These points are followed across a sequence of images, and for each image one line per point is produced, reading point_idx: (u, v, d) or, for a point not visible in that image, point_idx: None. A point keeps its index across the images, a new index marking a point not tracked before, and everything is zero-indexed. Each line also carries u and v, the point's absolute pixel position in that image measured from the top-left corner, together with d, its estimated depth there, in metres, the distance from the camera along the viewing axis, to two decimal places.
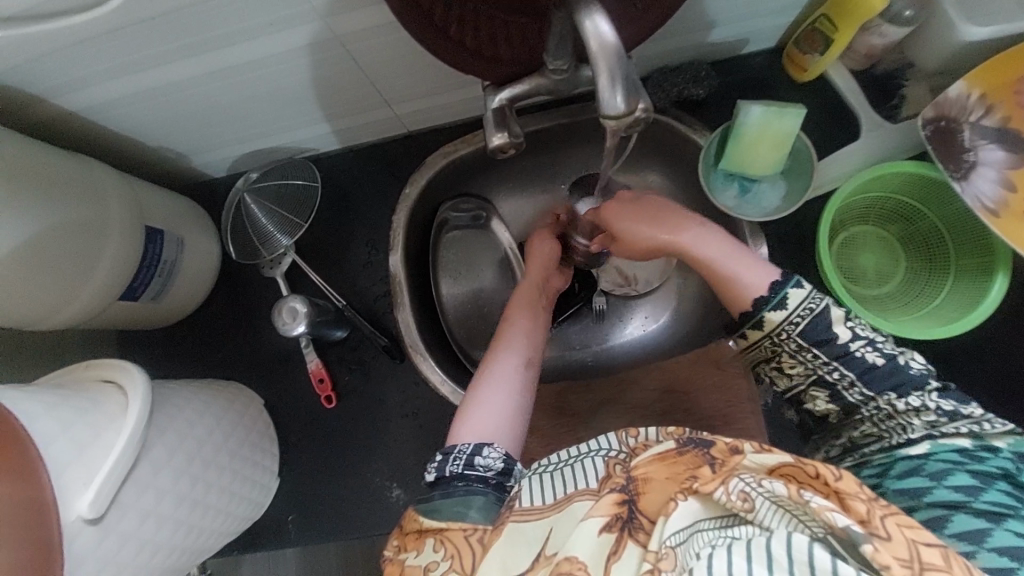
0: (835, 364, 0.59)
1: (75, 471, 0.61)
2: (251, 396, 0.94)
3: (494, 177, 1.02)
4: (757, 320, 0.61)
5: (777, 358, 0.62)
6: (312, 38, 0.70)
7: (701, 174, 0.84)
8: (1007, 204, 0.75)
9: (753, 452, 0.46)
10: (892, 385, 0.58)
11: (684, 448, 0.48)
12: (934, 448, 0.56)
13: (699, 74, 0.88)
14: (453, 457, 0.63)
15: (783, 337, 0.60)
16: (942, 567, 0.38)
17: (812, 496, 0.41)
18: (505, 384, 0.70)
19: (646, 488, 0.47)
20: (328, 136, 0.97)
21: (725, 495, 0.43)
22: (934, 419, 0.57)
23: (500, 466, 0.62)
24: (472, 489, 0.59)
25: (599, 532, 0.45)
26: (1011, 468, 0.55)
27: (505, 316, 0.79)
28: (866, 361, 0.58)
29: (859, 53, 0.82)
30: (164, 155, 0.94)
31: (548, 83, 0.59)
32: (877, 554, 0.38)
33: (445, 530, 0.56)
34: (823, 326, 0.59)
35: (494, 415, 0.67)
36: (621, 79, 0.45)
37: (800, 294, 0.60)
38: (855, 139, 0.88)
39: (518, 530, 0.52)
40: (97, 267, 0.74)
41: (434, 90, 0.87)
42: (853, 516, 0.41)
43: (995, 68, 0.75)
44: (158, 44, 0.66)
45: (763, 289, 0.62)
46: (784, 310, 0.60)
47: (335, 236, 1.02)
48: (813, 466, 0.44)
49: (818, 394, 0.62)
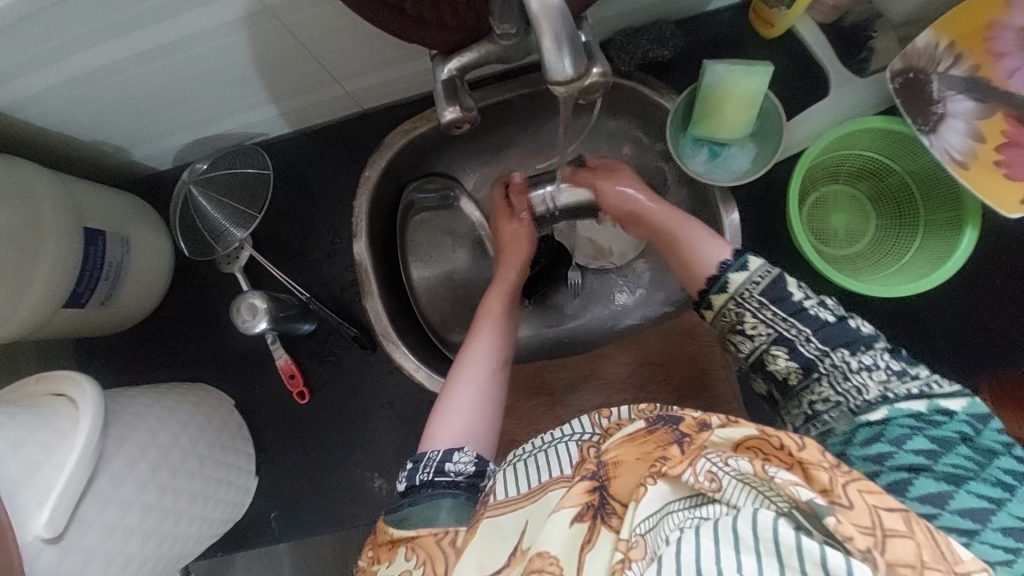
0: (791, 321, 0.61)
1: (29, 492, 0.58)
2: (219, 397, 0.91)
3: (458, 153, 0.98)
4: (722, 282, 0.65)
5: (740, 322, 0.63)
6: (242, 13, 0.64)
7: (670, 141, 0.81)
8: (975, 156, 0.74)
9: (721, 425, 0.46)
10: (844, 342, 0.59)
11: (654, 427, 0.47)
12: (891, 413, 0.55)
13: (664, 33, 0.84)
14: (422, 465, 0.61)
15: (745, 296, 0.63)
16: (905, 532, 0.38)
17: (778, 472, 0.40)
18: (480, 382, 0.69)
19: (616, 472, 0.46)
20: (278, 119, 0.91)
21: (692, 476, 0.42)
22: (886, 378, 0.57)
23: (472, 470, 0.61)
24: (441, 493, 0.57)
25: (571, 521, 0.45)
26: (968, 430, 0.54)
27: (480, 308, 0.78)
28: (822, 319, 0.60)
29: (827, 3, 0.79)
30: (102, 149, 0.88)
31: (498, 50, 0.55)
32: (840, 526, 0.38)
33: (416, 537, 0.55)
34: (782, 285, 0.62)
35: (469, 416, 0.66)
36: (567, 43, 0.41)
37: (758, 260, 0.65)
38: (825, 95, 0.85)
39: (493, 525, 0.51)
40: (35, 276, 0.70)
41: (386, 64, 0.81)
42: (815, 486, 0.41)
43: (964, 16, 0.73)
44: (68, 28, 0.60)
45: (717, 264, 0.67)
46: (746, 272, 0.64)
47: (296, 225, 0.98)
48: (778, 437, 0.43)
49: (779, 353, 0.61)
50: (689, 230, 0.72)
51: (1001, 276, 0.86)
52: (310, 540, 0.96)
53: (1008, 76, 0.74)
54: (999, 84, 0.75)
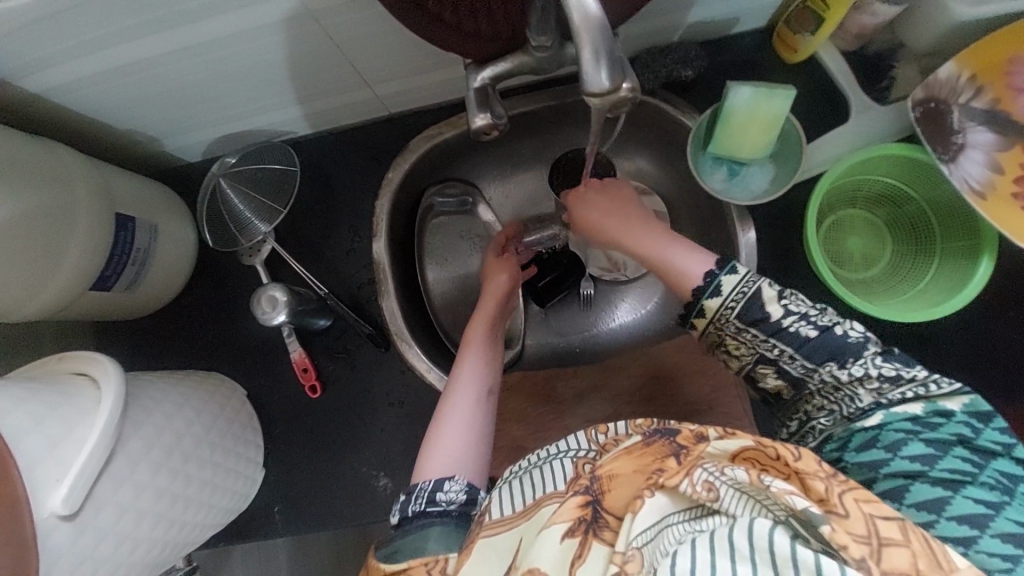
0: (772, 341, 0.60)
1: (49, 467, 0.59)
2: (232, 388, 0.92)
3: (480, 160, 1.00)
4: (699, 307, 0.64)
5: (724, 342, 0.64)
6: (284, 14, 0.66)
7: (690, 158, 0.82)
8: (992, 187, 0.75)
9: (717, 438, 0.47)
10: (830, 354, 0.58)
11: (651, 440, 0.49)
12: (887, 417, 0.55)
13: (689, 54, 0.86)
14: (414, 496, 0.62)
15: (723, 320, 0.63)
16: (901, 541, 0.39)
17: (773, 480, 0.41)
18: (466, 412, 0.70)
19: (611, 485, 0.47)
20: (307, 119, 0.94)
21: (689, 487, 0.42)
22: (878, 386, 0.57)
23: (462, 498, 0.62)
24: (430, 522, 0.59)
25: (561, 538, 0.45)
26: (967, 431, 0.54)
27: (463, 340, 0.79)
28: (802, 335, 0.59)
29: (850, 32, 0.80)
30: (136, 139, 0.90)
31: (531, 61, 0.57)
32: (835, 534, 0.38)
33: (407, 569, 0.55)
34: (757, 306, 0.61)
35: (457, 446, 0.67)
36: (604, 56, 0.43)
37: (733, 280, 0.63)
38: (845, 121, 0.87)
39: (489, 544, 0.51)
40: (67, 257, 0.71)
41: (416, 70, 0.84)
42: (812, 495, 0.41)
43: (987, 49, 0.74)
44: (119, 20, 0.62)
45: (698, 280, 0.65)
46: (720, 296, 0.63)
47: (318, 222, 0.99)
48: (773, 448, 0.45)
49: (767, 370, 0.62)
50: (663, 249, 0.69)
51: (1015, 308, 0.86)
52: (312, 536, 0.97)
53: None
54: (1019, 118, 0.75)
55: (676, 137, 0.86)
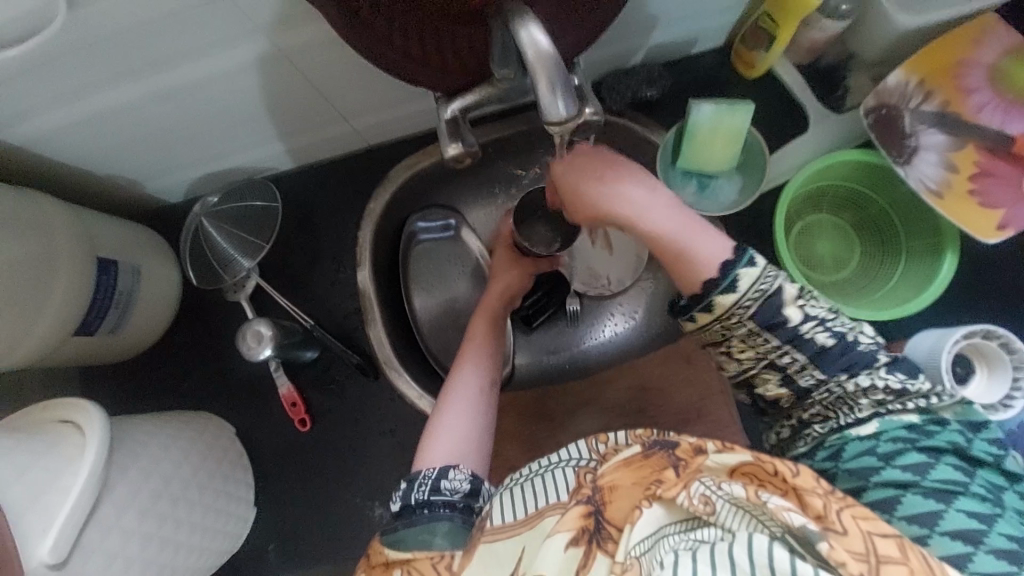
0: (785, 347, 0.57)
1: (36, 515, 0.58)
2: (221, 425, 0.91)
3: (459, 185, 1.02)
4: (708, 303, 0.57)
5: (727, 342, 0.59)
6: (257, 56, 0.69)
7: (660, 174, 0.85)
8: (949, 185, 0.78)
9: (716, 451, 0.48)
10: (843, 365, 0.56)
11: (651, 451, 0.50)
12: (883, 426, 0.56)
13: (652, 74, 0.90)
14: (417, 484, 0.63)
15: (734, 321, 0.57)
16: (898, 558, 0.39)
17: (770, 497, 0.41)
18: (467, 402, 0.74)
19: (612, 497, 0.47)
20: (287, 154, 0.96)
21: (687, 499, 0.43)
22: (882, 397, 0.56)
23: (466, 488, 0.63)
24: (438, 516, 0.60)
25: (566, 546, 0.45)
26: (960, 440, 0.55)
27: (467, 333, 0.84)
28: (817, 343, 0.56)
29: (803, 46, 0.85)
30: (118, 183, 0.92)
31: (498, 91, 0.59)
32: (833, 552, 0.38)
33: (411, 561, 0.56)
34: (774, 309, 0.56)
35: (461, 435, 0.70)
36: (560, 85, 0.45)
37: (752, 274, 0.56)
38: (806, 130, 0.90)
39: (490, 550, 0.52)
40: (49, 304, 0.72)
41: (391, 103, 0.86)
42: (811, 512, 0.43)
43: (933, 55, 0.79)
44: (97, 70, 0.64)
45: (713, 270, 0.57)
46: (736, 292, 0.56)
47: (302, 255, 1.01)
48: (772, 463, 0.45)
49: (770, 376, 0.59)
50: (675, 225, 0.60)
51: (987, 299, 0.88)
52: (307, 573, 0.94)
53: (977, 110, 0.78)
54: (969, 118, 0.79)
55: (646, 153, 0.89)
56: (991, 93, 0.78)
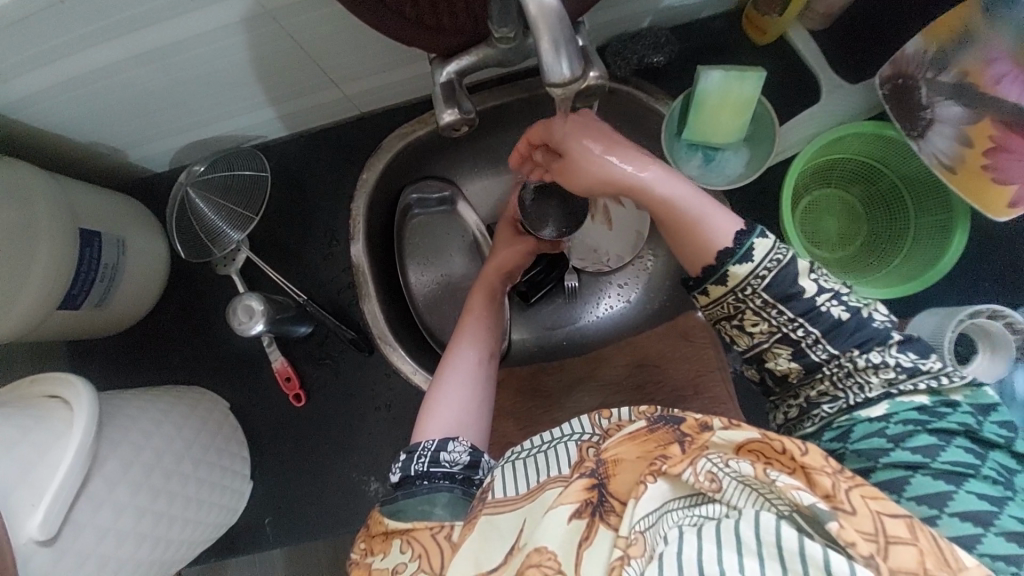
0: (800, 321, 0.57)
1: (24, 492, 0.57)
2: (215, 399, 0.90)
3: (457, 156, 0.99)
4: (723, 273, 0.58)
5: (741, 315, 0.59)
6: (240, 16, 0.64)
7: (664, 146, 0.82)
8: (962, 160, 0.75)
9: (723, 428, 0.46)
10: (857, 340, 0.56)
11: (655, 426, 0.48)
12: (893, 408, 0.56)
13: (659, 39, 0.86)
14: (416, 456, 0.63)
15: (749, 292, 0.57)
16: (908, 539, 0.39)
17: (778, 475, 0.40)
18: (467, 375, 0.73)
19: (616, 470, 0.46)
20: (276, 122, 0.92)
21: (692, 475, 0.42)
22: (893, 376, 0.56)
23: (467, 459, 0.63)
24: (438, 486, 0.59)
25: (569, 518, 0.45)
26: (972, 422, 0.55)
27: (464, 310, 0.81)
28: (833, 316, 0.57)
29: (818, 10, 0.81)
30: (99, 151, 0.88)
31: (496, 53, 0.56)
32: (842, 532, 0.38)
33: (413, 530, 0.57)
34: (790, 279, 0.56)
35: (457, 408, 0.69)
36: (565, 46, 0.42)
37: (766, 244, 0.57)
38: (815, 101, 0.87)
39: (491, 524, 0.51)
40: (30, 278, 0.69)
41: (384, 67, 0.82)
42: (819, 491, 0.42)
43: (952, 23, 0.75)
44: (67, 29, 0.60)
45: (727, 241, 0.58)
46: (751, 262, 0.57)
47: (294, 227, 0.98)
48: (780, 442, 0.44)
49: (781, 351, 0.59)
50: (687, 199, 0.60)
51: (991, 279, 0.87)
52: (306, 544, 0.95)
53: (995, 82, 0.75)
54: (987, 90, 0.75)
55: (650, 124, 0.86)
56: (1011, 63, 0.74)
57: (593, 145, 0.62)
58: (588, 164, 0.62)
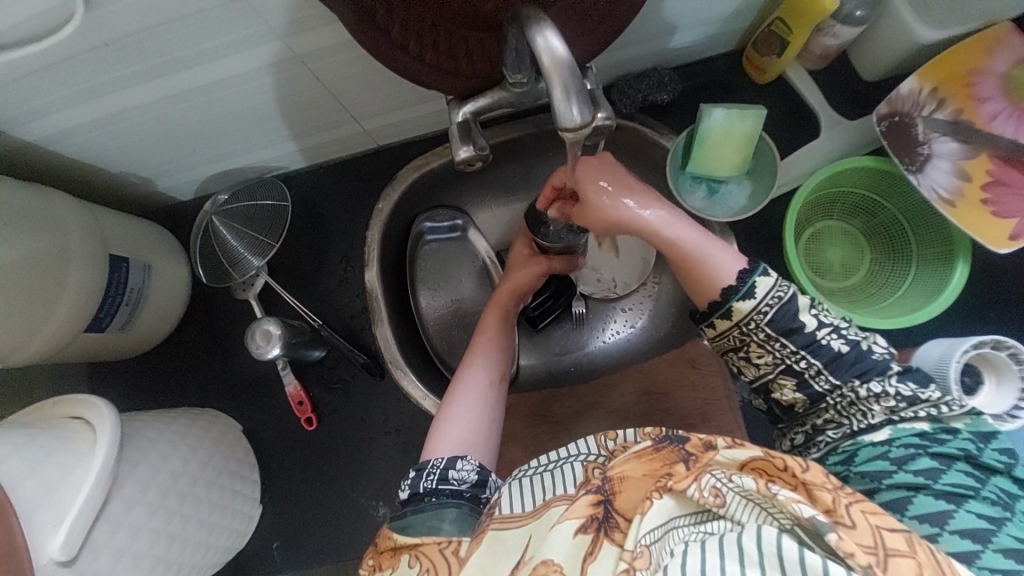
0: (803, 353, 0.58)
1: (46, 512, 0.59)
2: (228, 421, 0.92)
3: (468, 186, 1.02)
4: (727, 308, 0.59)
5: (746, 347, 0.61)
6: (270, 59, 0.69)
7: (669, 177, 0.85)
8: (961, 194, 0.77)
9: (726, 447, 0.48)
10: (857, 371, 0.58)
11: (659, 446, 0.51)
12: (895, 433, 0.57)
13: (663, 79, 0.90)
14: (425, 473, 0.64)
15: (752, 326, 0.59)
16: (907, 552, 0.40)
17: (779, 489, 0.42)
18: (478, 393, 0.75)
19: (622, 486, 0.48)
20: (298, 154, 0.96)
21: (697, 491, 0.44)
22: (894, 404, 0.57)
23: (473, 478, 0.64)
24: (446, 503, 0.60)
25: (575, 533, 0.45)
26: (972, 449, 0.56)
27: (477, 329, 0.84)
28: (833, 349, 0.58)
29: (815, 53, 0.85)
30: (129, 180, 0.92)
31: (510, 95, 0.59)
32: (841, 543, 0.39)
33: (419, 545, 0.57)
34: (791, 314, 0.58)
35: (468, 426, 0.71)
36: (575, 93, 0.45)
37: (767, 282, 0.58)
38: (816, 136, 0.90)
39: (497, 538, 0.52)
40: (61, 301, 0.72)
41: (401, 105, 0.86)
42: (819, 506, 0.44)
43: (945, 64, 0.78)
44: (112, 70, 0.65)
45: (730, 279, 0.60)
46: (754, 299, 0.58)
47: (310, 253, 1.01)
48: (782, 460, 0.47)
49: (786, 382, 0.61)
50: (691, 239, 0.63)
51: (997, 309, 0.88)
52: (312, 571, 0.95)
53: (990, 119, 0.78)
54: (982, 126, 0.78)
55: (655, 158, 0.89)
56: (1005, 101, 0.77)
57: (609, 186, 0.65)
58: (601, 204, 0.65)
